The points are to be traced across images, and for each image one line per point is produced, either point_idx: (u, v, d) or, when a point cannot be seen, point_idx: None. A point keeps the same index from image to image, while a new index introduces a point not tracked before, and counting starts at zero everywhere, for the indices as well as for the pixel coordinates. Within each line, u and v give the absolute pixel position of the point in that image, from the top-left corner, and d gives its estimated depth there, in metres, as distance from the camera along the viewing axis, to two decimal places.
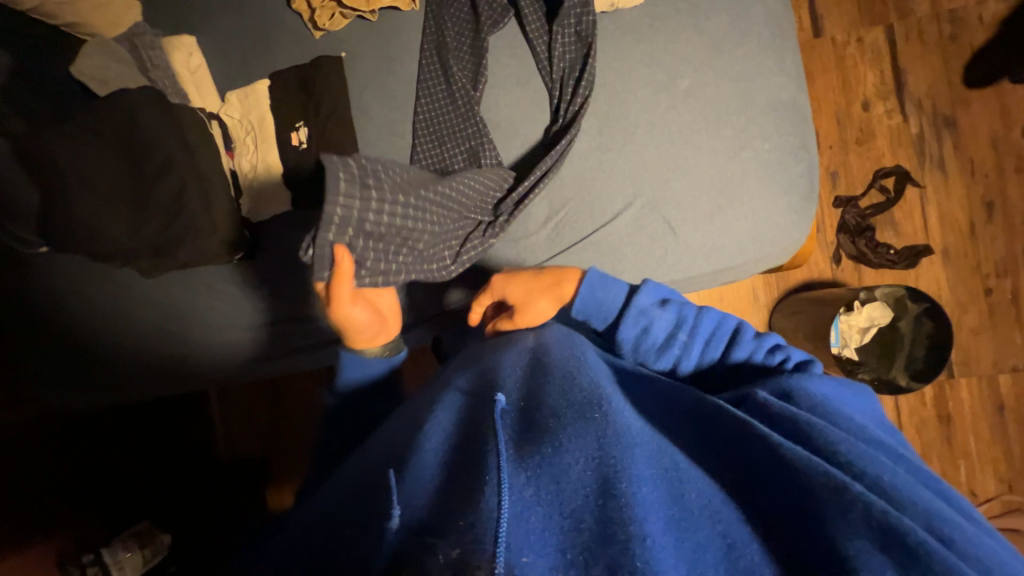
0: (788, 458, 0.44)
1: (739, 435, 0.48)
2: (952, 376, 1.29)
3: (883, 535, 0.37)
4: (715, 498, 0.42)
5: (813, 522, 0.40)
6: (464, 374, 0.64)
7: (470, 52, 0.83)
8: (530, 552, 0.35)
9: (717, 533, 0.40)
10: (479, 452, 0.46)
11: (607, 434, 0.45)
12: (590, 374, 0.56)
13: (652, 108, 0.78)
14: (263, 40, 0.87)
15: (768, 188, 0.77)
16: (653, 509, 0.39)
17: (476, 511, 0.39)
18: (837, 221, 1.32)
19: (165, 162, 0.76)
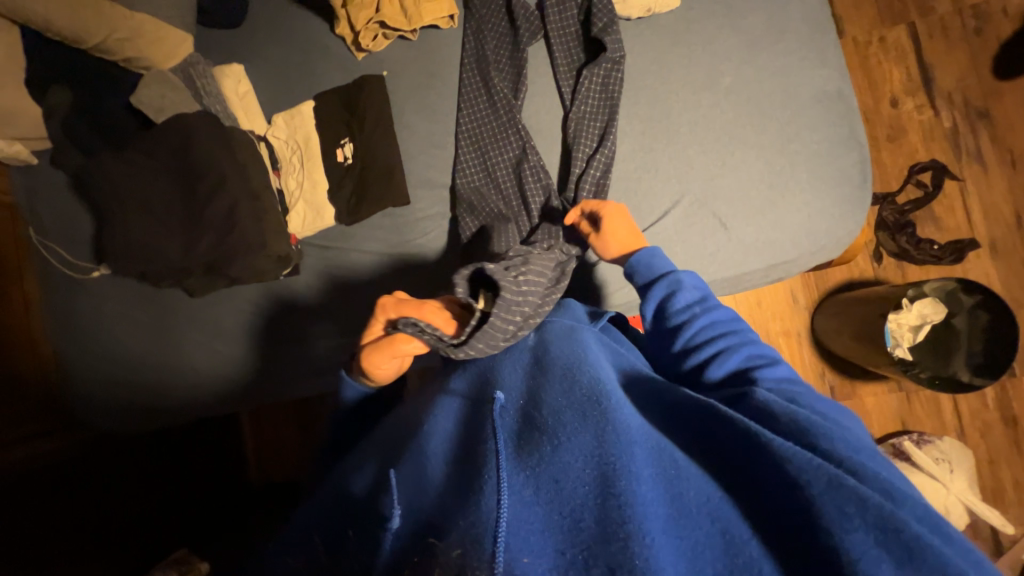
0: (770, 452, 0.40)
1: (718, 421, 0.45)
2: (1013, 374, 1.23)
3: (883, 532, 0.35)
4: (710, 493, 0.39)
5: (798, 512, 0.37)
6: (461, 371, 0.61)
7: (508, 67, 0.86)
8: (530, 551, 0.35)
9: (712, 528, 0.37)
10: (478, 451, 0.45)
11: (604, 428, 0.43)
12: (586, 363, 0.53)
13: (694, 107, 0.78)
14: (307, 65, 0.90)
15: (818, 180, 0.76)
16: (655, 508, 0.37)
17: (478, 509, 0.38)
18: (875, 219, 1.29)
19: (220, 183, 0.78)
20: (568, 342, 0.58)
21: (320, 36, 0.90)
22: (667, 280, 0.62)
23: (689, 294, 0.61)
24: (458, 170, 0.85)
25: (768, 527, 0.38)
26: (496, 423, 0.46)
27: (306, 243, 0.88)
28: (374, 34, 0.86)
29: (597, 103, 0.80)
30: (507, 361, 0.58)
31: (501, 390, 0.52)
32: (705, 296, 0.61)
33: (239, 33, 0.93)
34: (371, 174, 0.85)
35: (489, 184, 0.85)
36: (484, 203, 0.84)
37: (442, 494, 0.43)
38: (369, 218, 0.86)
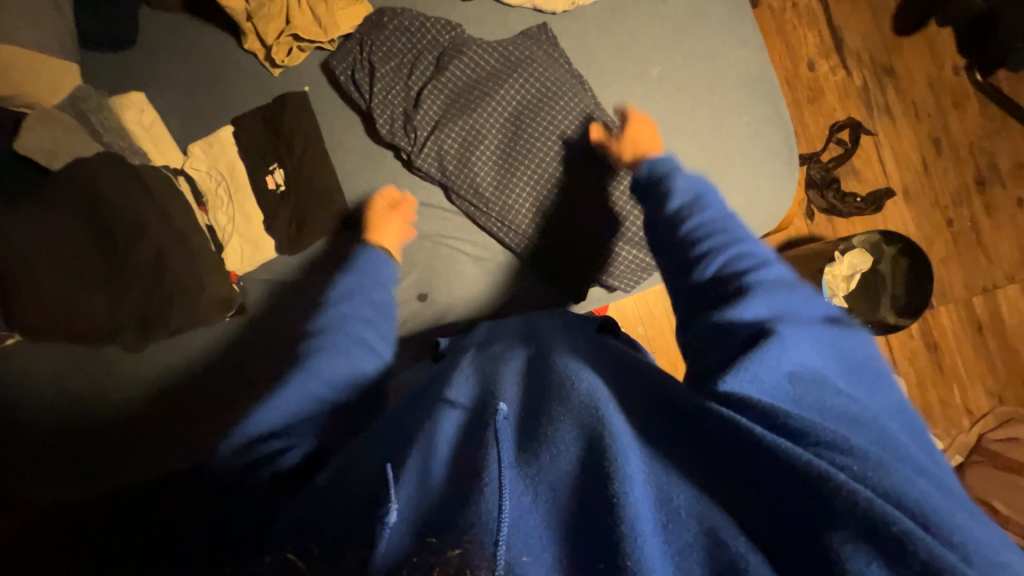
0: (773, 458, 0.38)
1: (702, 421, 0.44)
2: (931, 306, 1.37)
3: (887, 547, 0.32)
4: (697, 496, 0.39)
5: (812, 532, 0.35)
6: (457, 382, 0.57)
7: (471, 100, 0.80)
8: (528, 552, 0.35)
9: (698, 528, 0.37)
10: (477, 455, 0.44)
11: (596, 431, 0.42)
12: (578, 372, 0.51)
13: (627, 98, 0.80)
14: (218, 86, 0.83)
15: (753, 161, 0.78)
16: (648, 513, 0.37)
17: (472, 500, 0.38)
18: (804, 178, 1.37)
19: (140, 224, 0.72)
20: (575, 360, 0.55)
21: (230, 52, 0.83)
22: (664, 183, 0.65)
23: (682, 198, 0.63)
24: (422, 184, 0.82)
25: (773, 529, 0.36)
26: (497, 428, 0.44)
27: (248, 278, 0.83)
28: (288, 47, 0.79)
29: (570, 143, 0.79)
30: (505, 373, 0.56)
31: (504, 398, 0.51)
32: (699, 198, 0.62)
33: (136, 56, 0.84)
34: (308, 199, 0.80)
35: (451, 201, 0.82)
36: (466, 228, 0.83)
37: (443, 498, 0.41)
38: (314, 245, 0.82)
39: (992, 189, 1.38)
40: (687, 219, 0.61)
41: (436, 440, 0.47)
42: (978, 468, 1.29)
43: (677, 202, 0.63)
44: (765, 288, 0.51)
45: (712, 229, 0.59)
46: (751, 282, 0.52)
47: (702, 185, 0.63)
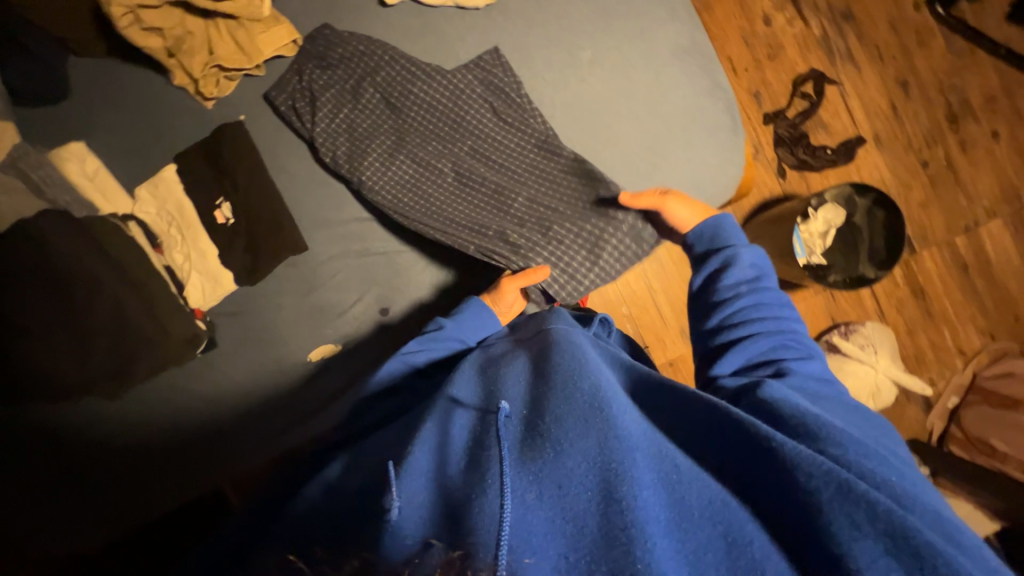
0: (780, 461, 0.40)
1: (715, 421, 0.44)
2: (914, 251, 1.36)
3: (889, 537, 0.35)
4: (713, 497, 0.39)
5: (804, 515, 0.37)
6: (460, 378, 0.56)
7: (425, 120, 0.79)
8: (531, 552, 0.34)
9: (715, 530, 0.37)
10: (481, 459, 0.42)
11: (604, 432, 0.41)
12: (586, 365, 0.50)
13: (563, 87, 0.78)
14: (154, 124, 0.82)
15: (697, 135, 0.77)
16: (657, 514, 0.36)
17: (478, 509, 0.37)
18: (772, 137, 1.35)
19: (94, 280, 0.73)
20: (575, 352, 0.54)
21: (161, 90, 0.82)
22: (725, 256, 0.63)
23: (742, 274, 0.62)
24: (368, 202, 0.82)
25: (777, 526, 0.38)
26: (499, 433, 0.44)
27: (213, 313, 0.82)
28: (218, 79, 0.78)
29: (536, 158, 0.77)
30: (507, 371, 0.55)
31: (506, 398, 0.49)
32: (760, 277, 0.62)
33: (63, 106, 0.81)
34: (259, 227, 0.80)
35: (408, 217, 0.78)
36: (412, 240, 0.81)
37: (449, 502, 0.39)
38: (272, 273, 0.82)
39: (965, 124, 1.35)
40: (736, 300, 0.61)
41: (442, 443, 0.46)
42: (973, 407, 1.28)
43: (733, 282, 0.62)
44: (802, 374, 0.52)
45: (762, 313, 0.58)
46: (789, 367, 0.53)
47: (765, 265, 0.63)
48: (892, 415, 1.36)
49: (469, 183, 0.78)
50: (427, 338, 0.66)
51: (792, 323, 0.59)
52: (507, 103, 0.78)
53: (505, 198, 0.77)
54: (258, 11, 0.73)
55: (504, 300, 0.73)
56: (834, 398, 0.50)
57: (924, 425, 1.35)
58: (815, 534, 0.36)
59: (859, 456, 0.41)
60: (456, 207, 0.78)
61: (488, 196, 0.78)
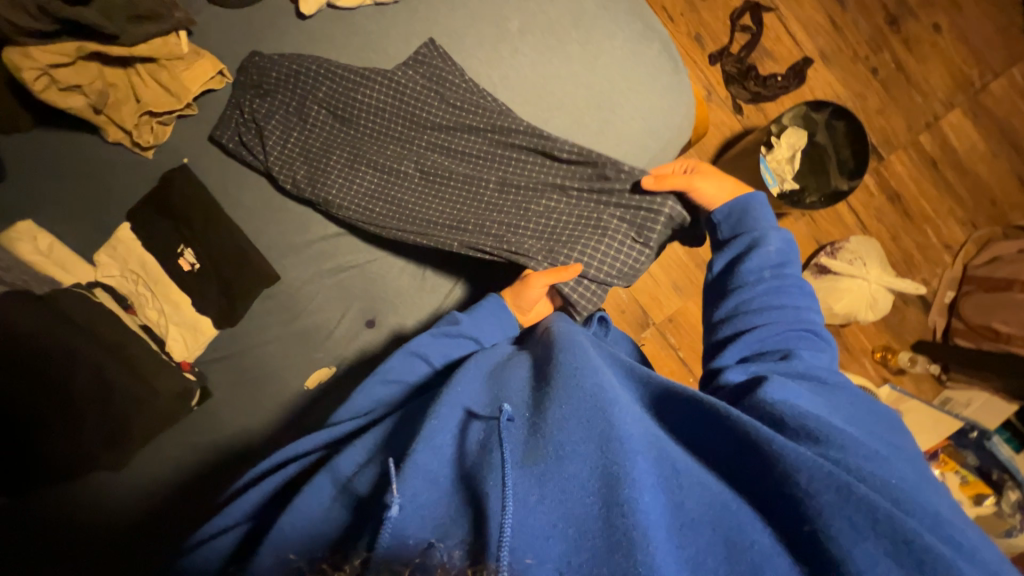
0: (780, 464, 0.39)
1: (714, 426, 0.44)
2: (881, 159, 1.36)
3: (880, 532, 0.35)
4: (714, 502, 0.39)
5: (801, 518, 0.37)
6: (463, 373, 0.55)
7: (382, 133, 0.78)
8: (532, 552, 0.35)
9: (715, 534, 0.37)
10: (484, 465, 0.42)
11: (605, 430, 0.41)
12: (587, 369, 0.49)
13: (498, 61, 0.77)
14: (100, 187, 0.80)
15: (640, 81, 0.76)
16: (657, 515, 0.36)
17: (485, 510, 0.38)
18: (722, 76, 1.35)
19: (70, 351, 0.71)
20: (577, 352, 0.53)
21: (98, 150, 0.79)
22: (750, 240, 0.64)
23: (765, 260, 0.62)
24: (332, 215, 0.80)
25: (778, 529, 0.38)
26: (501, 436, 0.43)
27: (201, 363, 0.81)
28: (152, 127, 0.76)
29: (502, 141, 0.76)
30: (509, 377, 0.55)
31: (508, 403, 0.49)
32: (783, 266, 0.62)
33: (2, 188, 0.78)
34: (227, 267, 0.78)
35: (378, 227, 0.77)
36: (382, 245, 0.80)
37: (452, 506, 0.39)
38: (250, 308, 0.80)
39: (905, 23, 1.35)
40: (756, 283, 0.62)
41: (443, 445, 0.44)
42: (969, 297, 1.29)
43: (757, 265, 0.62)
44: (808, 361, 0.53)
45: (780, 300, 0.60)
46: (796, 353, 0.54)
47: (790, 254, 0.63)
48: (893, 322, 1.37)
49: (434, 180, 0.77)
50: (440, 332, 0.66)
51: (810, 315, 0.60)
52: (456, 93, 0.76)
53: (474, 187, 0.76)
54: (178, 50, 0.72)
55: (526, 295, 0.71)
56: (843, 385, 0.51)
57: (926, 325, 1.36)
58: (814, 542, 0.36)
59: (851, 445, 0.42)
60: (426, 207, 0.76)
61: (457, 190, 0.77)
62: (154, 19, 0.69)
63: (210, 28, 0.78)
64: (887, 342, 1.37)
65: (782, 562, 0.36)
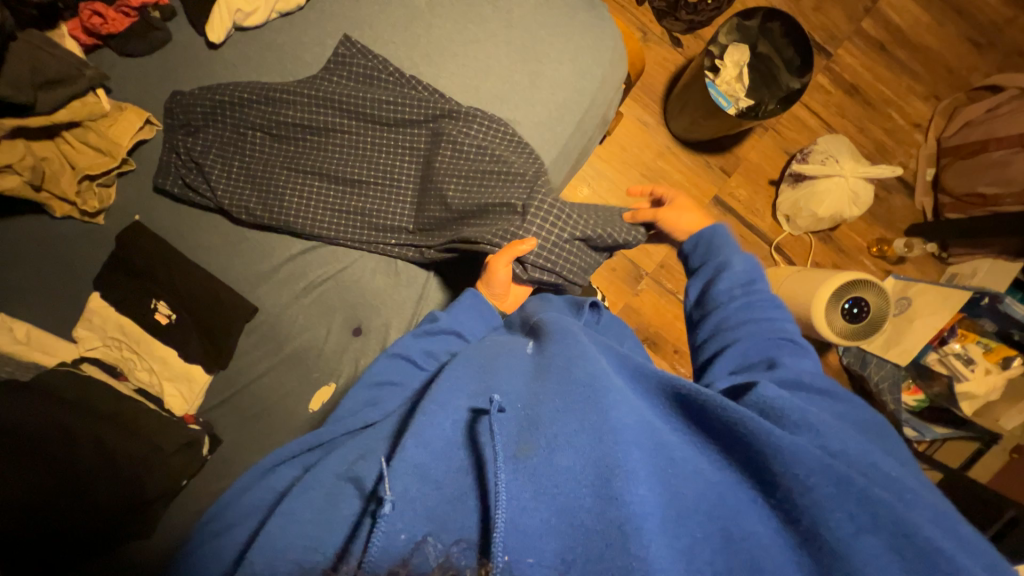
0: (775, 457, 0.40)
1: (706, 416, 0.44)
2: (830, 55, 1.35)
3: (873, 518, 0.37)
4: (709, 492, 0.40)
5: (796, 510, 0.39)
6: (456, 364, 0.55)
7: (318, 141, 0.76)
8: (531, 550, 0.36)
9: (712, 524, 0.38)
10: (483, 465, 0.42)
11: (601, 426, 0.42)
12: (579, 360, 0.50)
13: (415, 41, 0.76)
14: (62, 264, 0.79)
15: (559, 24, 0.75)
16: (654, 510, 0.37)
17: (487, 511, 0.39)
18: (652, 14, 1.34)
19: (67, 431, 0.70)
20: (571, 345, 0.53)
21: (53, 228, 0.79)
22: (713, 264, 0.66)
23: (733, 278, 0.63)
24: (290, 236, 0.79)
25: (780, 518, 0.40)
26: (492, 431, 0.43)
27: (205, 413, 0.81)
28: (95, 190, 0.76)
29: (441, 123, 0.74)
30: (503, 364, 0.55)
31: (500, 391, 0.49)
32: (752, 282, 0.63)
33: None
34: (204, 313, 0.78)
35: (341, 239, 0.78)
36: (348, 253, 0.79)
37: (449, 501, 0.41)
38: (237, 346, 0.80)
39: None
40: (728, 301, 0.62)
41: (437, 442, 0.44)
42: (950, 168, 1.27)
43: (726, 286, 0.63)
44: (793, 367, 0.52)
45: (752, 314, 0.60)
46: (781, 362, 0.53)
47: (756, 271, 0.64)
48: (881, 213, 1.36)
49: (384, 179, 0.76)
50: (421, 331, 0.65)
51: (788, 326, 0.59)
52: (386, 88, 0.75)
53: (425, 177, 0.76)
54: (99, 108, 0.72)
55: (494, 281, 0.69)
56: (826, 394, 0.51)
57: (914, 207, 1.35)
58: (813, 531, 0.38)
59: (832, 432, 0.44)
60: (382, 208, 0.76)
61: (410, 184, 0.76)
62: (66, 82, 0.68)
63: (127, 81, 0.78)
64: (881, 235, 1.36)
65: (782, 551, 0.38)
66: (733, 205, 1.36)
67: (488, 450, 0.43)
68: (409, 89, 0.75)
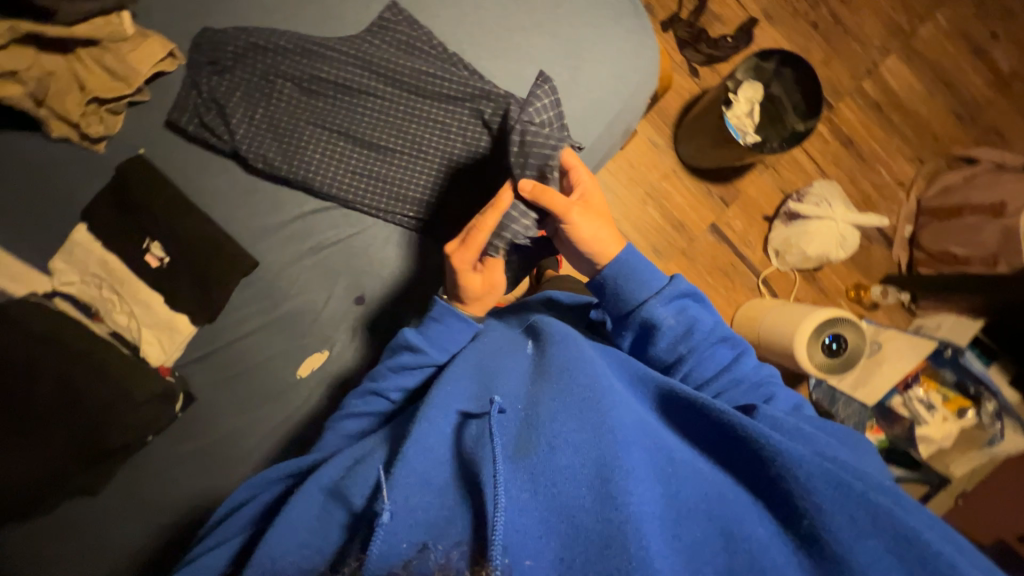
0: (775, 464, 0.39)
1: (701, 419, 0.44)
2: (831, 107, 1.44)
3: (874, 523, 0.36)
4: (710, 492, 0.39)
5: (799, 513, 0.38)
6: (459, 364, 0.54)
7: (350, 102, 0.75)
8: (530, 551, 0.34)
9: (713, 528, 0.37)
10: (477, 463, 0.40)
11: (599, 424, 0.40)
12: (577, 360, 0.48)
13: (461, 18, 0.77)
14: (46, 189, 0.74)
15: (603, 25, 0.77)
16: (653, 509, 0.35)
17: (481, 507, 0.37)
18: (675, 42, 1.39)
19: (31, 362, 0.68)
20: (571, 344, 0.52)
21: (39, 149, 0.74)
22: (643, 322, 0.57)
23: (672, 331, 0.57)
24: (304, 193, 0.77)
25: (779, 520, 0.39)
26: (491, 429, 0.42)
27: (180, 366, 0.75)
28: (100, 115, 0.72)
29: (477, 102, 0.74)
30: (503, 365, 0.54)
31: (500, 392, 0.48)
32: (690, 325, 0.57)
33: None
34: (199, 262, 0.74)
35: (359, 204, 0.76)
36: (360, 220, 0.77)
37: (448, 508, 0.39)
38: (229, 300, 0.76)
39: None
40: (674, 362, 0.57)
41: (435, 451, 0.43)
42: (927, 228, 1.37)
43: (664, 345, 0.57)
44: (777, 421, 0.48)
45: (702, 371, 0.56)
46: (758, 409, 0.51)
47: (684, 306, 0.58)
48: (861, 260, 1.44)
49: (412, 148, 0.75)
50: (391, 359, 0.61)
51: (737, 368, 0.58)
52: (427, 60, 0.75)
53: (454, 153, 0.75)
54: (121, 30, 0.68)
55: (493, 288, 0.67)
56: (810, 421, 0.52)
57: (891, 259, 1.43)
58: (810, 531, 0.37)
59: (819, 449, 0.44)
60: (406, 179, 0.75)
61: (437, 157, 0.75)
62: None
63: (154, 11, 0.75)
64: (858, 280, 1.44)
65: (780, 553, 0.37)
66: (727, 234, 1.41)
67: (483, 449, 0.41)
68: (450, 66, 0.75)
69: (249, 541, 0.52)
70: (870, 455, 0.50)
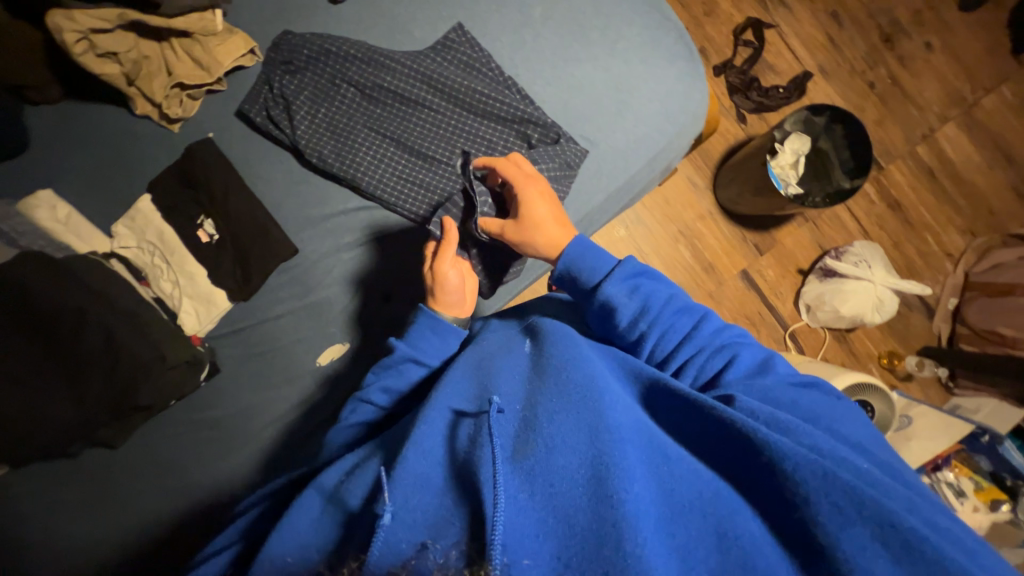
0: (766, 457, 0.37)
1: (689, 409, 0.43)
2: (881, 168, 1.41)
3: (871, 521, 0.34)
4: (707, 492, 0.38)
5: (790, 505, 0.36)
6: (457, 371, 0.55)
7: (405, 110, 0.79)
8: (528, 552, 0.34)
9: (709, 529, 0.36)
10: (472, 459, 0.40)
11: (593, 420, 0.40)
12: (574, 359, 0.48)
13: (521, 45, 0.81)
14: (122, 160, 0.80)
15: (656, 65, 0.79)
16: (646, 505, 0.35)
17: (478, 506, 0.37)
18: (725, 87, 1.40)
19: (81, 314, 0.71)
20: (566, 342, 0.52)
21: (124, 124, 0.81)
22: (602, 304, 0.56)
23: (630, 309, 0.56)
24: (349, 189, 0.81)
25: (768, 520, 0.38)
26: (490, 428, 0.42)
27: (211, 337, 0.80)
28: (181, 99, 0.78)
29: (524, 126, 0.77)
30: (501, 365, 0.54)
31: (499, 393, 0.48)
32: (645, 298, 0.55)
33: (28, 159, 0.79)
34: (244, 242, 0.78)
35: (399, 206, 0.79)
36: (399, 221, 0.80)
37: (447, 507, 0.39)
38: (265, 283, 0.80)
39: (900, 41, 1.42)
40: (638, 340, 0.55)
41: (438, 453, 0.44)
42: (974, 302, 1.30)
43: (624, 319, 0.56)
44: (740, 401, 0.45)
45: (667, 347, 0.54)
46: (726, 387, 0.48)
47: (636, 278, 0.56)
48: (898, 327, 1.38)
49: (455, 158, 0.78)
50: (380, 368, 0.62)
51: (702, 332, 0.54)
52: (482, 81, 0.79)
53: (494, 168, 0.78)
54: (212, 27, 0.74)
55: (446, 285, 0.67)
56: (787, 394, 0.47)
57: (931, 330, 1.37)
58: (807, 528, 0.35)
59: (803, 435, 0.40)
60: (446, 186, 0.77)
61: None
62: None
63: (242, 12, 0.81)
64: (892, 348, 1.38)
65: (773, 552, 0.36)
66: (757, 281, 1.39)
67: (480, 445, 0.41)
68: (502, 88, 0.79)
69: (254, 539, 0.54)
70: (861, 425, 0.47)
